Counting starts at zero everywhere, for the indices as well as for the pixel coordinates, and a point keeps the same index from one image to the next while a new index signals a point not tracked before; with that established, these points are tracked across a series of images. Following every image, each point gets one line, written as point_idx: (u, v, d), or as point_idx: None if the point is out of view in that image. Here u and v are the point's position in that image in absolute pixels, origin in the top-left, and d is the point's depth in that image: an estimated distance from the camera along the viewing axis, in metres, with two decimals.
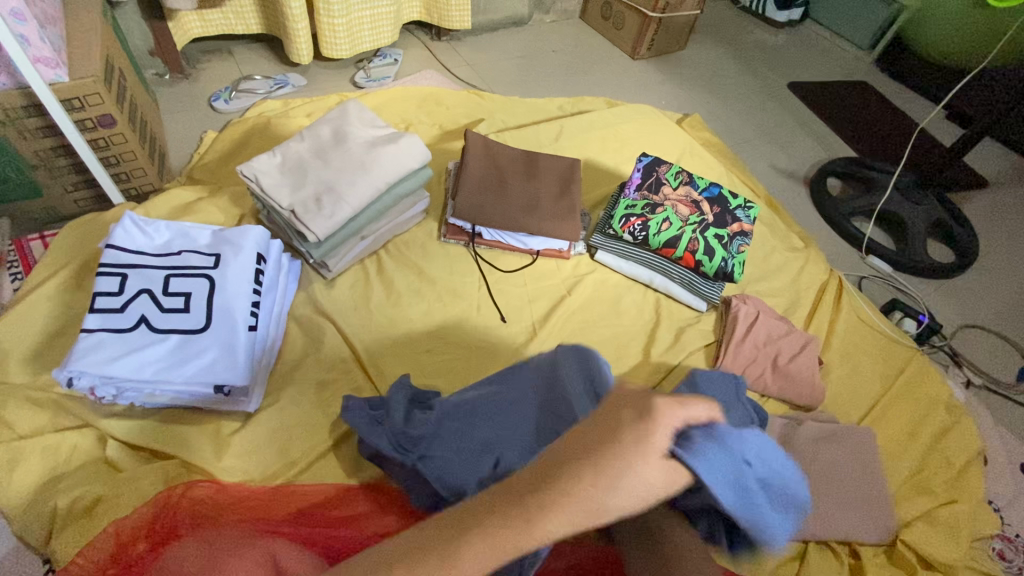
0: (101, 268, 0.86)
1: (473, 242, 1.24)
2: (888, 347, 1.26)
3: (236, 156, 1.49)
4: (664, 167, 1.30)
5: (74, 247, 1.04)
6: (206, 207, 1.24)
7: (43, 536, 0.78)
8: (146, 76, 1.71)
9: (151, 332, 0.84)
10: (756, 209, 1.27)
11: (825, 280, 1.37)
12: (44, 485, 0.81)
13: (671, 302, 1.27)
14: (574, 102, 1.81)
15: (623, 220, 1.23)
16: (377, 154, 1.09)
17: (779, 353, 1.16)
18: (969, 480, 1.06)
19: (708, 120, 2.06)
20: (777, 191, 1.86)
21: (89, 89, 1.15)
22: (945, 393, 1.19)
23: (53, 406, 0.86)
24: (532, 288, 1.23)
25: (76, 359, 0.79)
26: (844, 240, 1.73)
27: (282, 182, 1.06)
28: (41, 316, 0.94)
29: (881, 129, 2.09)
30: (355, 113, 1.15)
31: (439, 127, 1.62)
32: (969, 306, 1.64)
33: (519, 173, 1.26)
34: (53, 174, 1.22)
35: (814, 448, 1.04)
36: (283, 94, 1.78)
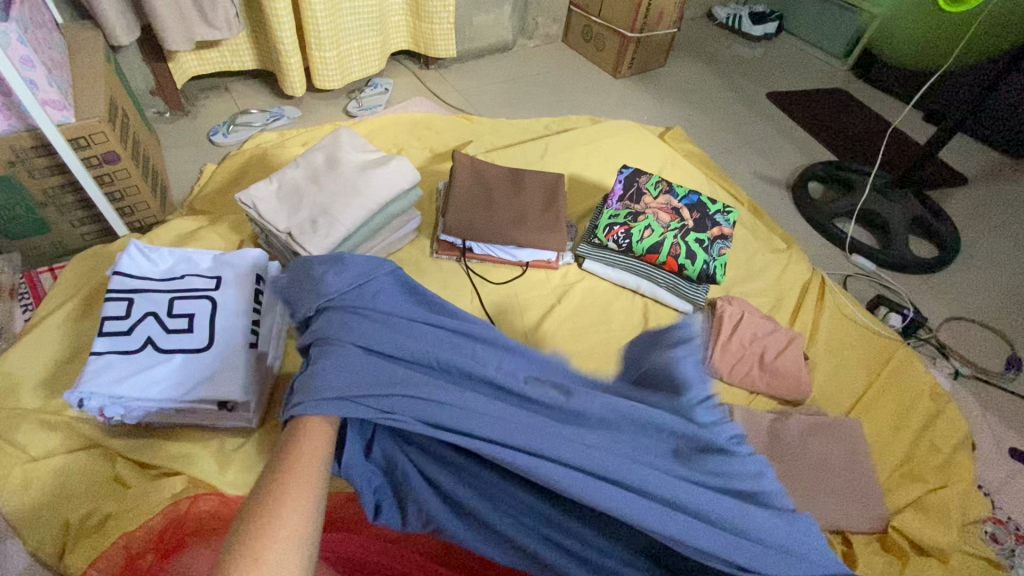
0: (109, 294, 0.91)
1: (465, 256, 1.29)
2: (872, 339, 1.30)
3: (235, 186, 1.55)
4: (645, 177, 1.36)
5: (83, 276, 1.09)
6: (207, 235, 1.30)
7: (54, 554, 0.80)
8: (148, 114, 1.79)
9: (157, 353, 0.88)
10: (735, 213, 1.32)
11: (807, 279, 1.41)
12: (55, 504, 0.84)
13: (658, 306, 1.31)
14: (559, 120, 1.89)
15: (606, 229, 1.28)
16: (368, 176, 1.14)
17: (765, 350, 1.20)
18: (959, 466, 1.09)
19: (689, 132, 2.13)
20: (760, 197, 1.92)
21: (94, 129, 1.21)
22: (930, 381, 1.22)
23: (64, 428, 0.90)
24: (523, 298, 1.28)
25: (86, 381, 0.83)
26: (828, 241, 1.78)
27: (278, 207, 1.11)
28: (52, 343, 0.99)
29: (858, 132, 2.16)
30: (346, 139, 1.21)
31: (430, 151, 1.69)
32: (954, 299, 1.68)
33: (506, 188, 1.32)
34: (61, 210, 1.28)
35: (802, 441, 1.07)
36: (278, 126, 1.85)
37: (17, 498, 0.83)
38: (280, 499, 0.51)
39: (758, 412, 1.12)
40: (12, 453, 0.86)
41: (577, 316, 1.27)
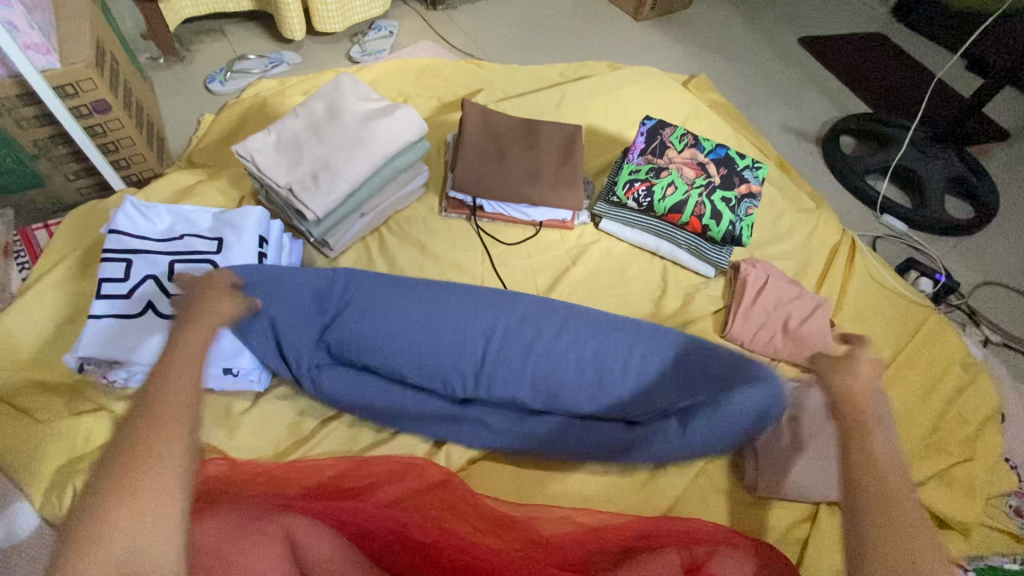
0: (106, 254, 0.86)
1: (475, 215, 1.22)
2: (902, 306, 1.23)
3: (234, 138, 1.47)
4: (669, 129, 1.26)
5: (77, 235, 1.04)
6: (206, 191, 1.24)
7: (65, 517, 0.80)
8: (141, 60, 1.69)
9: (159, 317, 0.84)
10: (765, 169, 1.23)
11: (837, 241, 1.34)
12: (64, 467, 0.83)
13: (678, 269, 1.25)
14: (575, 67, 1.76)
15: (627, 186, 1.20)
16: (372, 128, 1.07)
17: (790, 317, 1.14)
18: (986, 438, 1.05)
19: (714, 80, 1.99)
20: (788, 152, 1.81)
21: (82, 75, 1.14)
22: (961, 351, 1.17)
23: (69, 391, 0.88)
24: (536, 260, 1.22)
25: (87, 346, 0.80)
26: (858, 200, 1.68)
27: (278, 161, 1.04)
28: (50, 305, 0.95)
29: (897, 81, 2.01)
30: (348, 86, 1.13)
31: (437, 100, 1.59)
32: (988, 262, 1.60)
33: (519, 141, 1.23)
34: (54, 163, 1.22)
35: (823, 410, 1.03)
36: (278, 73, 1.75)
37: (26, 461, 0.82)
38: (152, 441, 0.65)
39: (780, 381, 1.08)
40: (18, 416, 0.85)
41: (593, 278, 1.21)
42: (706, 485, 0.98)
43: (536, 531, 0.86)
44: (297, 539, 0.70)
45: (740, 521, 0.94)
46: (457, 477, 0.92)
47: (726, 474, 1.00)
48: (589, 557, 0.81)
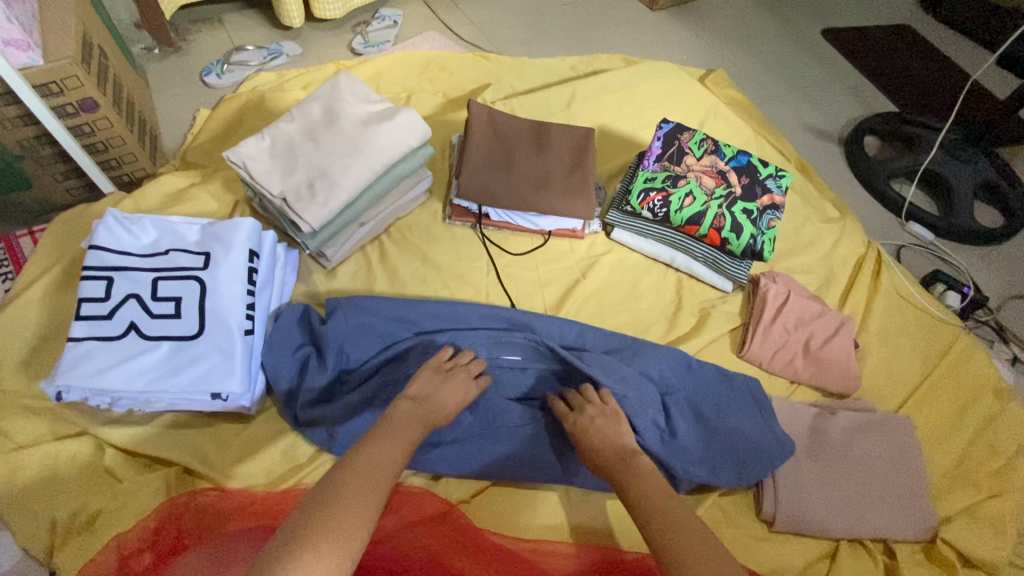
0: (85, 272, 0.80)
1: (480, 223, 1.16)
2: (929, 326, 1.17)
3: (230, 136, 1.41)
4: (687, 134, 1.19)
5: (61, 243, 0.99)
6: (198, 194, 1.18)
7: (45, 551, 0.76)
8: (134, 51, 1.63)
9: (142, 340, 0.79)
10: (789, 178, 1.16)
11: (862, 254, 1.26)
12: (44, 496, 0.78)
13: (694, 283, 1.19)
14: (588, 61, 1.67)
15: (642, 194, 1.13)
16: (371, 133, 1.00)
17: (812, 336, 1.08)
18: (1018, 471, 0.99)
19: (733, 75, 1.90)
20: (810, 153, 1.73)
21: (66, 72, 1.07)
22: (993, 375, 1.10)
23: (51, 414, 0.84)
24: (544, 271, 1.16)
25: (64, 372, 0.75)
26: (882, 206, 1.61)
27: (272, 168, 0.98)
28: (31, 320, 0.91)
29: (925, 79, 1.91)
30: (347, 87, 1.06)
31: (442, 96, 1.52)
32: (1017, 275, 1.52)
33: (528, 146, 1.16)
34: (40, 164, 1.17)
35: (846, 440, 0.98)
36: (277, 65, 1.68)
37: (4, 489, 0.78)
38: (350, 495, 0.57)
39: (800, 406, 1.02)
40: None
41: (603, 292, 1.15)
42: (721, 519, 0.92)
43: (544, 568, 0.82)
44: None
45: (757, 558, 0.89)
46: (458, 508, 0.88)
47: (742, 506, 0.94)
48: None
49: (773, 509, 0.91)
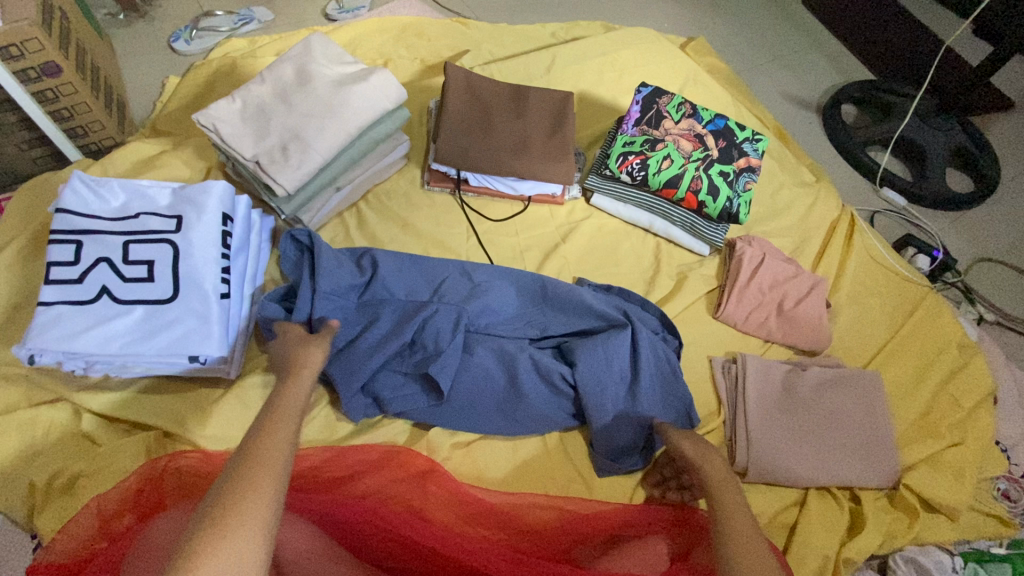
0: (53, 236, 0.79)
1: (459, 188, 1.15)
2: (899, 286, 1.20)
3: (202, 105, 1.37)
4: (666, 97, 1.19)
5: (28, 211, 0.97)
6: (170, 161, 1.16)
7: (27, 514, 0.76)
8: (98, 17, 1.57)
9: (114, 304, 0.78)
10: (766, 141, 1.17)
11: (835, 217, 1.29)
12: (22, 460, 0.78)
13: (672, 247, 1.20)
14: (568, 27, 1.64)
15: (620, 158, 1.14)
16: (346, 95, 0.99)
17: (785, 297, 1.11)
18: (977, 422, 1.03)
19: (714, 44, 1.89)
20: (788, 121, 1.74)
21: (26, 34, 1.04)
22: (957, 332, 1.14)
23: (25, 380, 0.83)
24: (524, 238, 1.16)
25: (36, 336, 0.75)
26: (858, 173, 1.63)
27: (243, 130, 0.97)
28: (1, 288, 0.89)
29: (901, 46, 1.91)
30: (319, 47, 1.04)
31: (420, 63, 1.49)
32: (986, 238, 1.56)
33: (507, 111, 1.15)
34: (3, 132, 1.13)
35: (817, 394, 1.01)
36: (249, 31, 1.63)
37: None
38: (247, 489, 0.48)
39: (773, 363, 1.05)
40: None
41: (584, 257, 1.16)
42: None
43: (522, 522, 0.84)
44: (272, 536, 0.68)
45: None
46: (441, 465, 0.89)
47: None
48: (577, 545, 0.81)
49: (745, 460, 0.94)
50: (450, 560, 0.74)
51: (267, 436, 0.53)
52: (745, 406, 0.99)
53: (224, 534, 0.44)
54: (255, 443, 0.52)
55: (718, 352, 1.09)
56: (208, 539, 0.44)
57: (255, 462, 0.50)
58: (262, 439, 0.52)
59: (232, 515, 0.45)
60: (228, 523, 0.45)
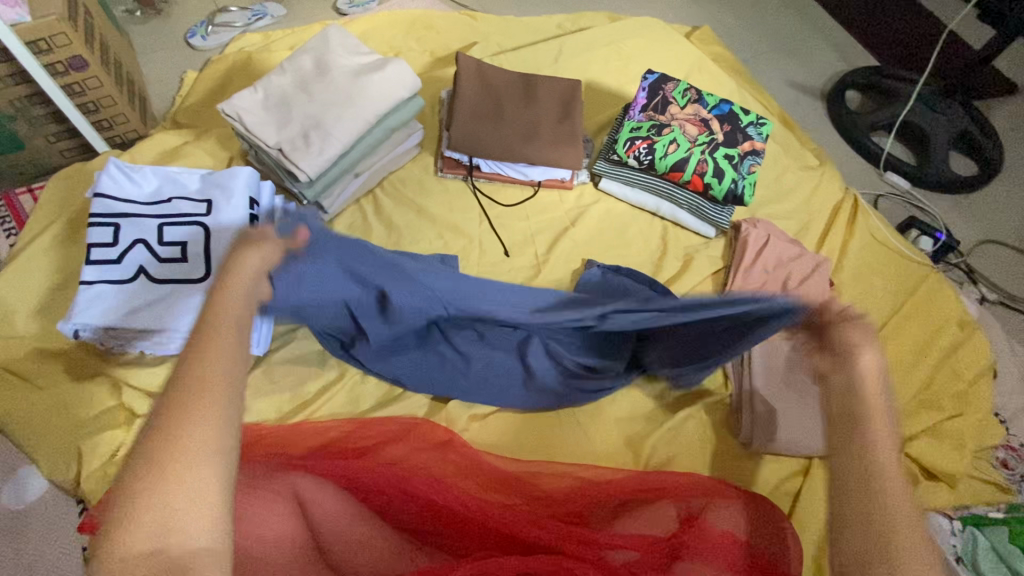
0: (93, 219, 0.84)
1: (471, 175, 1.19)
2: (901, 265, 1.23)
3: (220, 98, 1.41)
4: (672, 84, 1.22)
5: (62, 198, 1.01)
6: (193, 151, 1.20)
7: (73, 480, 0.81)
8: (117, 14, 1.61)
9: (151, 282, 0.83)
10: (770, 125, 1.20)
11: (839, 199, 1.32)
12: (66, 431, 0.83)
13: (679, 230, 1.24)
14: (574, 18, 1.67)
15: (628, 143, 1.17)
16: (363, 84, 1.03)
17: (790, 276, 1.13)
18: (977, 394, 1.07)
19: (719, 32, 1.91)
20: (792, 108, 1.76)
21: (54, 29, 1.08)
22: (958, 309, 1.18)
23: (65, 356, 0.88)
24: (535, 221, 1.20)
25: (80, 313, 0.79)
26: (862, 157, 1.66)
27: (266, 120, 1.01)
28: (40, 270, 0.94)
29: (905, 33, 1.93)
30: (336, 39, 1.07)
31: (430, 55, 1.53)
32: (989, 220, 1.58)
33: (517, 99, 1.19)
34: (33, 124, 1.18)
35: None
36: (263, 26, 1.67)
37: (28, 426, 0.83)
38: (175, 428, 0.44)
39: (778, 340, 1.07)
40: (16, 382, 0.85)
41: (593, 240, 1.19)
42: (703, 443, 0.99)
43: (538, 489, 0.88)
44: (306, 498, 0.73)
45: (735, 475, 0.97)
46: (458, 435, 0.92)
47: (723, 431, 1.01)
48: (590, 509, 0.85)
49: (751, 431, 0.98)
50: (470, 524, 0.78)
51: (197, 367, 0.47)
52: (750, 380, 1.02)
53: (167, 476, 0.42)
54: (187, 368, 0.47)
55: None
56: (138, 496, 0.42)
57: (192, 389, 0.46)
58: (193, 371, 0.47)
59: (170, 454, 0.43)
60: (165, 471, 0.43)
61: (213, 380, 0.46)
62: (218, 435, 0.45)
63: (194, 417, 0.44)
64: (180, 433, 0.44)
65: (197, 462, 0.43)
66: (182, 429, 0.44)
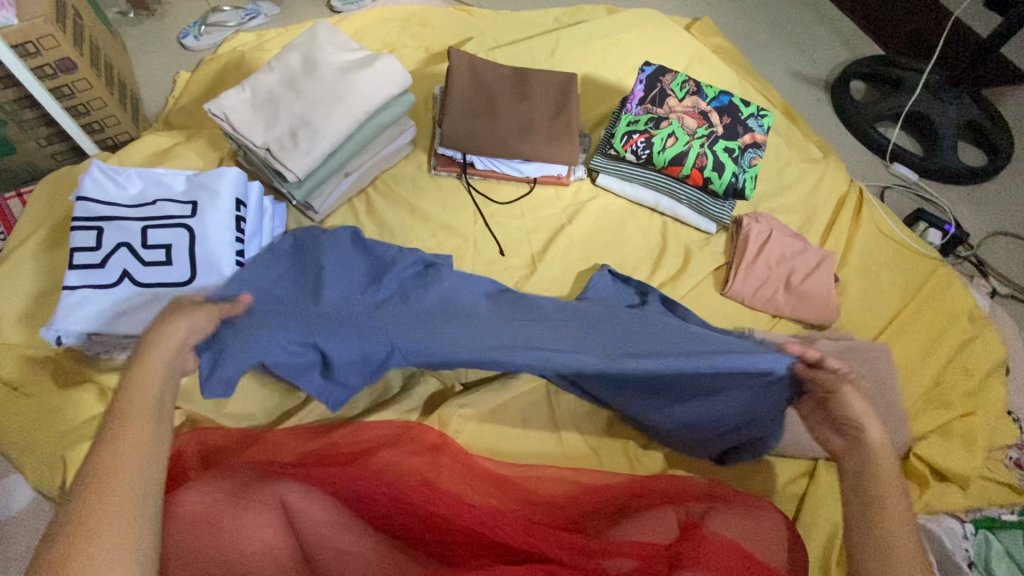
0: (75, 223, 0.82)
1: (465, 172, 1.17)
2: (908, 257, 1.20)
3: (212, 97, 1.40)
4: (670, 75, 1.19)
5: (49, 202, 1.00)
6: (183, 152, 1.19)
7: (59, 489, 0.80)
8: (109, 16, 1.60)
9: (136, 287, 0.81)
10: (771, 117, 1.17)
11: (844, 192, 1.28)
12: (54, 439, 0.82)
13: (678, 225, 1.21)
14: (572, 11, 1.64)
15: (624, 137, 1.14)
16: (351, 81, 1.00)
17: (793, 271, 1.10)
18: (989, 391, 1.03)
19: (720, 24, 1.87)
20: (795, 99, 1.72)
21: (41, 32, 1.06)
22: (969, 303, 1.14)
23: (52, 363, 0.87)
24: (531, 218, 1.17)
25: (63, 319, 0.78)
26: (867, 148, 1.62)
27: (253, 119, 0.99)
28: (27, 275, 0.92)
29: (912, 21, 1.88)
30: (324, 35, 1.05)
31: (425, 51, 1.50)
32: (1000, 210, 1.54)
33: (511, 93, 1.16)
34: (23, 128, 1.17)
35: None
36: (256, 25, 1.65)
37: (16, 435, 0.82)
38: (98, 499, 0.48)
39: (780, 337, 1.05)
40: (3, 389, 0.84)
41: (590, 237, 1.17)
42: None
43: (534, 493, 0.85)
44: (294, 510, 0.71)
45: (737, 477, 0.94)
46: (452, 438, 0.90)
47: None
48: (587, 516, 0.82)
49: None
50: (465, 531, 0.75)
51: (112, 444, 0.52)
52: None
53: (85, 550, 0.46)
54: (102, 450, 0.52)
55: (726, 328, 1.10)
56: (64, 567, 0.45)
57: (105, 469, 0.50)
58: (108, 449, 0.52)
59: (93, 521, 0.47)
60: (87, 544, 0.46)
61: (130, 452, 0.52)
62: (135, 504, 0.50)
63: (116, 491, 0.49)
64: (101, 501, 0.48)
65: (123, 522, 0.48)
66: (104, 496, 0.49)
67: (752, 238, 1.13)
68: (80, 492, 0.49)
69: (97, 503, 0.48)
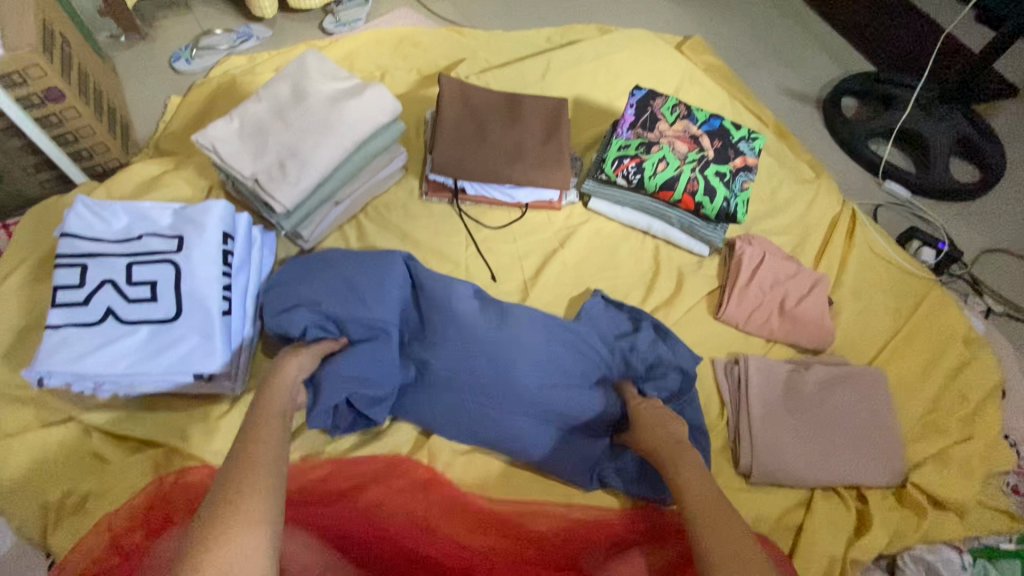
0: (60, 260, 0.81)
1: (456, 198, 1.16)
2: (902, 279, 1.19)
3: (203, 122, 1.39)
4: (660, 99, 1.19)
5: (35, 234, 0.99)
6: (172, 180, 1.18)
7: (40, 532, 0.79)
8: (101, 40, 1.60)
9: (120, 324, 0.80)
10: (762, 140, 1.17)
11: (837, 212, 1.28)
12: (35, 480, 0.80)
13: (671, 248, 1.20)
14: (563, 31, 1.65)
15: (616, 162, 1.14)
16: (340, 110, 1.00)
17: (786, 296, 1.10)
18: (985, 416, 1.03)
19: (712, 42, 1.88)
20: (787, 117, 1.73)
21: (28, 62, 1.06)
22: (963, 325, 1.14)
23: (35, 401, 0.85)
24: (523, 243, 1.17)
25: (44, 359, 0.77)
26: (860, 165, 1.62)
27: (241, 150, 0.98)
28: (10, 311, 0.91)
29: (902, 37, 1.89)
30: (313, 64, 1.05)
31: (416, 73, 1.50)
32: (993, 227, 1.54)
33: (502, 118, 1.16)
34: (10, 157, 1.16)
35: (820, 393, 1.00)
36: (248, 48, 1.65)
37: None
38: (238, 496, 0.54)
39: (775, 362, 1.04)
40: None
41: (582, 261, 1.16)
42: None
43: (525, 528, 0.84)
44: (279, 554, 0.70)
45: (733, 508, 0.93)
46: (441, 474, 0.89)
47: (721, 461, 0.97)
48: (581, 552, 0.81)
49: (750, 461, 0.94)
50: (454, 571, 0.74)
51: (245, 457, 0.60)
52: (747, 407, 0.98)
53: (224, 541, 0.51)
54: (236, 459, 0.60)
55: (720, 354, 1.09)
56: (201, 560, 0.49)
57: (239, 476, 0.57)
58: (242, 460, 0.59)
59: (224, 520, 0.52)
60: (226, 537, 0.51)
61: (263, 458, 0.60)
62: (266, 504, 0.55)
63: (250, 486, 0.56)
64: (239, 501, 0.54)
65: (255, 517, 0.53)
66: (241, 496, 0.55)
67: (746, 261, 1.13)
68: (212, 503, 0.54)
69: (232, 505, 0.53)
